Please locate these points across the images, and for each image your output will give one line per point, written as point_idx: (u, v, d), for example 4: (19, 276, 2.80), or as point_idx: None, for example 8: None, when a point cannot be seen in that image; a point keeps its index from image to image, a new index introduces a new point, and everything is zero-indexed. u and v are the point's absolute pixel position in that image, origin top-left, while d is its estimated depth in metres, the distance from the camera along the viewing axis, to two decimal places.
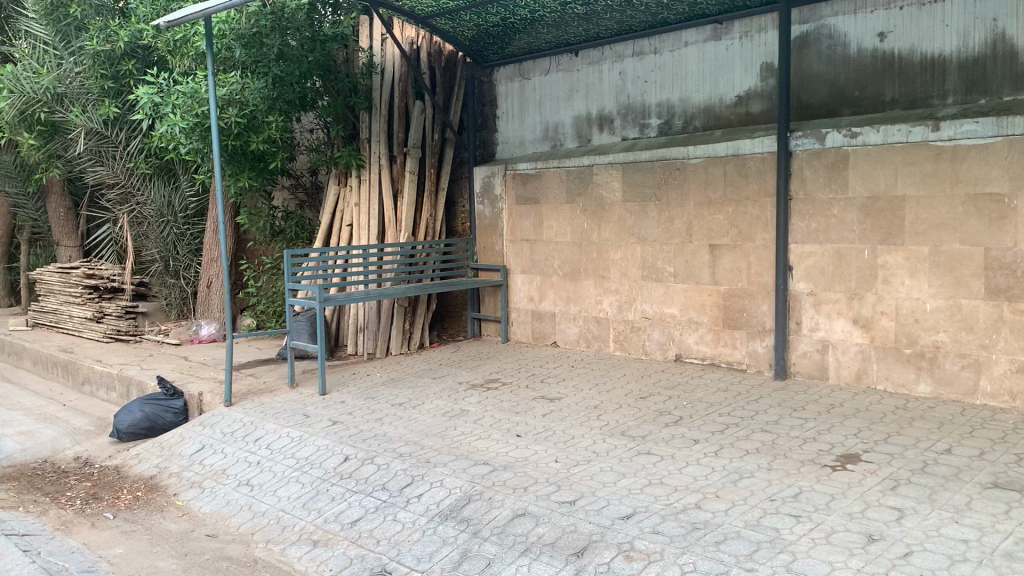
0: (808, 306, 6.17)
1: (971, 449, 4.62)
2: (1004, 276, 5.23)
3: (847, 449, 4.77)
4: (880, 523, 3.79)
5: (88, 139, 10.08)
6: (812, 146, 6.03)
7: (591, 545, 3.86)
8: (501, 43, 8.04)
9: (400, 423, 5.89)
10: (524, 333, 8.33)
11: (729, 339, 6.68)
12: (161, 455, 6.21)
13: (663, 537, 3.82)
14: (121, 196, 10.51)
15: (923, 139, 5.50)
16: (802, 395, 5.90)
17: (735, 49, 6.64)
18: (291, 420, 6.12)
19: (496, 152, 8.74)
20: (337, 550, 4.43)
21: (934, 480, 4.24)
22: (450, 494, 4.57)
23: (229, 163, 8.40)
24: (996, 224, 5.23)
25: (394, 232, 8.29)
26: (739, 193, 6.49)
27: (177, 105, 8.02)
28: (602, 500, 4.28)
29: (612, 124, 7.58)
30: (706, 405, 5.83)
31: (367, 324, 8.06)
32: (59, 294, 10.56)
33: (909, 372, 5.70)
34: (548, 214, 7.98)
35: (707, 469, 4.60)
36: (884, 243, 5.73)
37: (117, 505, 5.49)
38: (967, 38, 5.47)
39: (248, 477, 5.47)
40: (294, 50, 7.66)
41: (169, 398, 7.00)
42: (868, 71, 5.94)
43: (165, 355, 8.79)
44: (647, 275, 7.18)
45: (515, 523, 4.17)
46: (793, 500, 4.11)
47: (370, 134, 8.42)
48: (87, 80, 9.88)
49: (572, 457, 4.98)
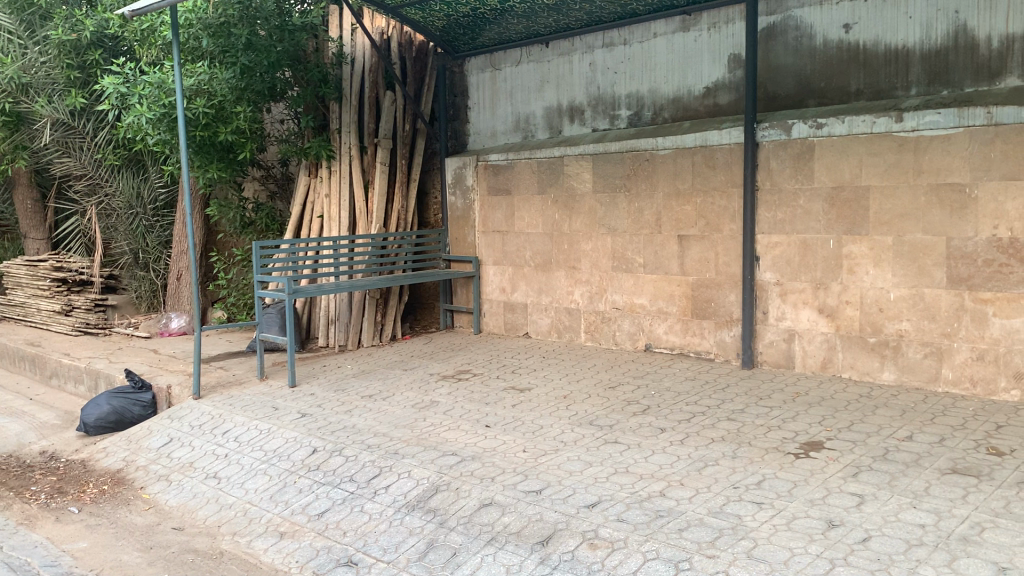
0: (774, 296, 6.23)
1: (932, 436, 4.69)
2: (965, 265, 5.31)
3: (811, 436, 4.82)
4: (841, 509, 3.84)
5: (54, 130, 9.95)
6: (778, 137, 6.07)
7: (557, 533, 3.88)
8: (472, 33, 7.98)
9: (369, 414, 5.87)
10: (496, 324, 8.34)
11: (697, 329, 6.72)
12: (128, 448, 6.15)
13: (627, 525, 3.84)
14: (89, 187, 10.35)
15: (887, 130, 5.55)
16: (769, 383, 5.96)
17: (703, 40, 6.67)
18: (260, 412, 6.08)
19: (467, 143, 8.71)
20: (303, 541, 4.41)
21: (895, 466, 4.30)
22: (417, 485, 4.57)
23: (197, 155, 8.31)
24: (958, 214, 5.30)
25: (365, 223, 8.25)
26: (707, 183, 6.52)
27: (143, 95, 7.92)
28: (569, 489, 4.30)
29: (582, 115, 7.59)
30: (674, 394, 5.87)
31: (339, 316, 8.02)
32: (26, 287, 10.39)
33: (874, 361, 5.77)
34: (519, 206, 7.98)
35: (672, 457, 4.64)
36: (849, 233, 5.79)
37: (82, 499, 5.42)
38: (930, 30, 5.53)
39: (216, 469, 5.43)
40: (262, 40, 7.56)
41: (138, 391, 6.94)
42: (834, 62, 5.99)
43: (134, 348, 8.69)
44: (618, 266, 7.21)
45: (482, 513, 4.17)
46: (757, 487, 4.16)
47: (340, 125, 8.37)
48: (53, 70, 9.72)
49: (540, 446, 4.99)
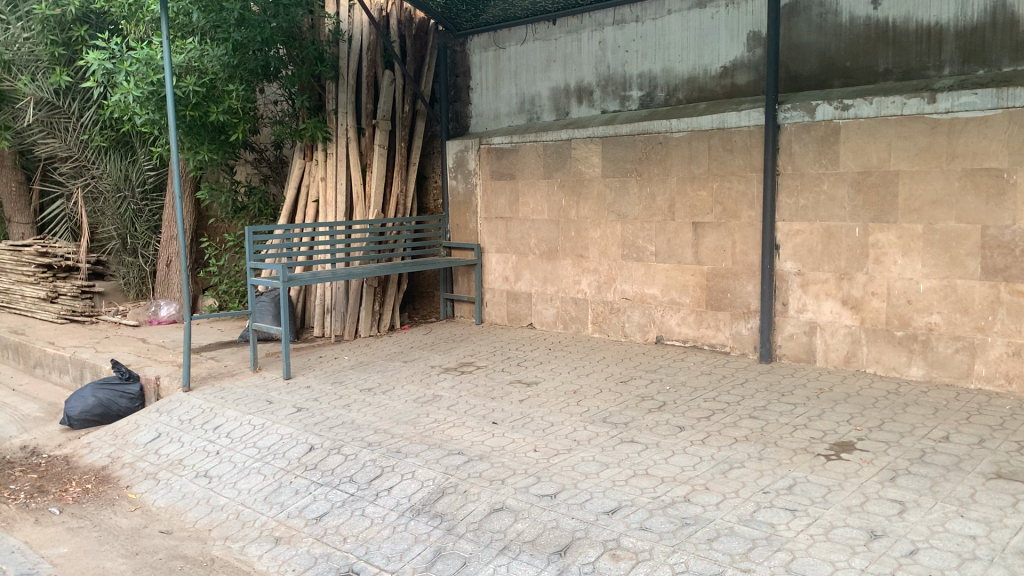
0: (795, 286, 5.95)
1: (970, 436, 4.42)
2: (1002, 256, 5.03)
3: (840, 436, 4.55)
4: (882, 518, 3.56)
5: (38, 109, 9.59)
6: (801, 119, 5.77)
7: (575, 542, 3.59)
8: (475, 9, 7.62)
9: (368, 409, 5.57)
10: (499, 315, 8.04)
11: (712, 321, 6.44)
12: (113, 444, 5.82)
13: (651, 534, 3.56)
14: (75, 169, 9.99)
15: (918, 112, 5.25)
16: (789, 379, 5.69)
17: (721, 17, 6.35)
18: (253, 406, 5.76)
19: (469, 125, 8.37)
20: (301, 548, 4.11)
21: (934, 470, 4.03)
22: (421, 487, 4.27)
23: (186, 136, 7.99)
24: (995, 201, 5.02)
25: (363, 208, 7.91)
26: (724, 168, 6.22)
27: (131, 72, 7.53)
28: (585, 493, 4.00)
29: (591, 96, 7.27)
30: (691, 389, 5.59)
31: (334, 305, 7.68)
32: (11, 273, 9.98)
33: (901, 355, 5.50)
34: (523, 190, 7.66)
35: (694, 459, 4.35)
36: (876, 221, 5.51)
37: (64, 499, 5.10)
38: (966, 6, 5.23)
39: (206, 468, 5.12)
40: (256, 16, 7.20)
41: (124, 382, 6.60)
42: (861, 40, 5.68)
43: (122, 338, 8.34)
44: (628, 255, 6.91)
45: (492, 519, 3.88)
46: (788, 492, 3.88)
47: (336, 105, 8.04)
48: (36, 47, 9.32)
49: (551, 446, 4.69)
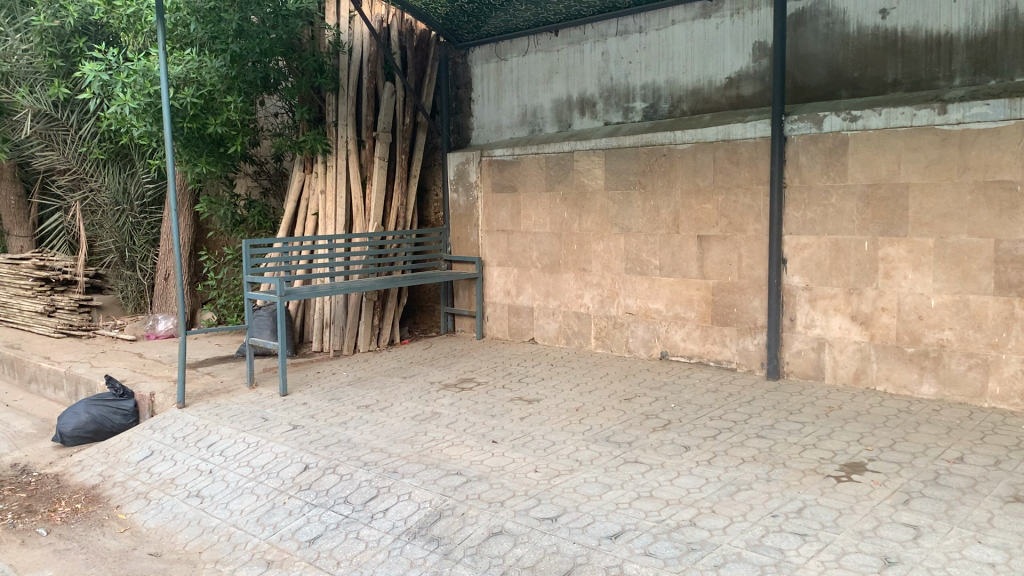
0: (803, 301, 5.81)
1: (985, 457, 4.27)
2: (1016, 270, 4.89)
3: (851, 457, 4.40)
4: (897, 544, 3.41)
5: (36, 121, 9.52)
6: (809, 131, 5.65)
7: (576, 569, 3.45)
8: (476, 21, 7.55)
9: (365, 427, 5.44)
10: (500, 329, 7.91)
11: (718, 337, 6.30)
12: (105, 462, 5.69)
13: (656, 560, 3.41)
14: (73, 182, 9.94)
15: (929, 123, 5.13)
16: (797, 396, 5.54)
17: (726, 27, 6.25)
18: (247, 424, 5.63)
19: (470, 137, 8.28)
20: (292, 572, 3.97)
21: (949, 492, 3.88)
22: (418, 509, 4.13)
23: (184, 149, 7.93)
24: (1008, 214, 4.89)
25: (363, 221, 7.80)
26: (729, 180, 6.10)
27: (127, 83, 7.42)
28: (587, 517, 3.86)
29: (594, 107, 7.17)
30: (696, 407, 5.44)
31: (334, 320, 7.57)
32: (10, 286, 9.90)
33: (912, 372, 5.35)
34: (525, 203, 7.55)
35: (700, 480, 4.21)
36: (885, 234, 5.38)
37: (52, 519, 4.97)
38: (977, 15, 5.12)
39: (198, 487, 4.98)
40: (255, 26, 7.10)
41: (118, 399, 6.48)
42: (869, 50, 5.57)
43: (118, 352, 8.22)
44: (631, 268, 6.78)
45: (491, 543, 3.74)
46: (797, 516, 3.73)
47: (336, 117, 7.92)
48: (35, 59, 9.26)
49: (553, 466, 4.56)
